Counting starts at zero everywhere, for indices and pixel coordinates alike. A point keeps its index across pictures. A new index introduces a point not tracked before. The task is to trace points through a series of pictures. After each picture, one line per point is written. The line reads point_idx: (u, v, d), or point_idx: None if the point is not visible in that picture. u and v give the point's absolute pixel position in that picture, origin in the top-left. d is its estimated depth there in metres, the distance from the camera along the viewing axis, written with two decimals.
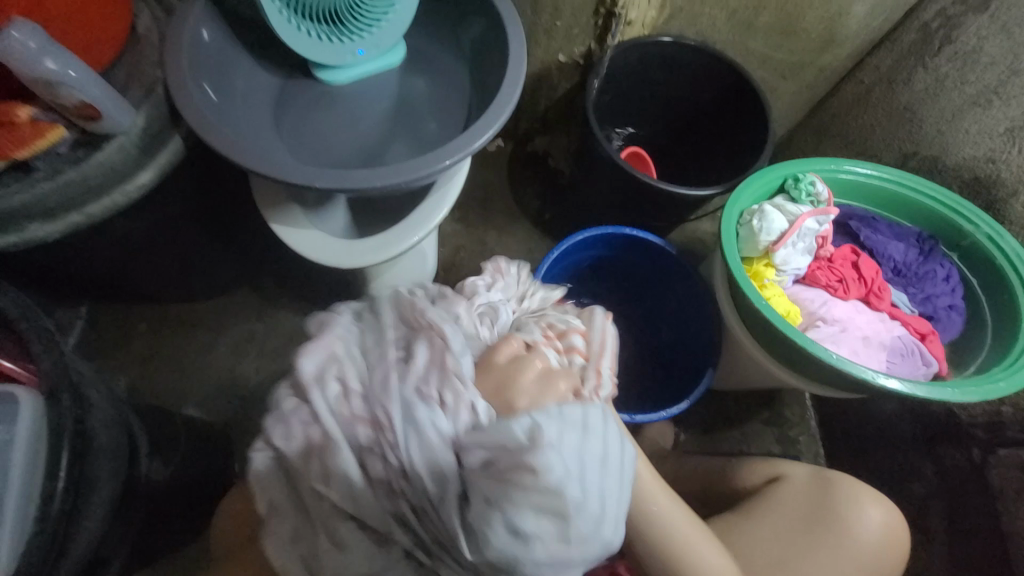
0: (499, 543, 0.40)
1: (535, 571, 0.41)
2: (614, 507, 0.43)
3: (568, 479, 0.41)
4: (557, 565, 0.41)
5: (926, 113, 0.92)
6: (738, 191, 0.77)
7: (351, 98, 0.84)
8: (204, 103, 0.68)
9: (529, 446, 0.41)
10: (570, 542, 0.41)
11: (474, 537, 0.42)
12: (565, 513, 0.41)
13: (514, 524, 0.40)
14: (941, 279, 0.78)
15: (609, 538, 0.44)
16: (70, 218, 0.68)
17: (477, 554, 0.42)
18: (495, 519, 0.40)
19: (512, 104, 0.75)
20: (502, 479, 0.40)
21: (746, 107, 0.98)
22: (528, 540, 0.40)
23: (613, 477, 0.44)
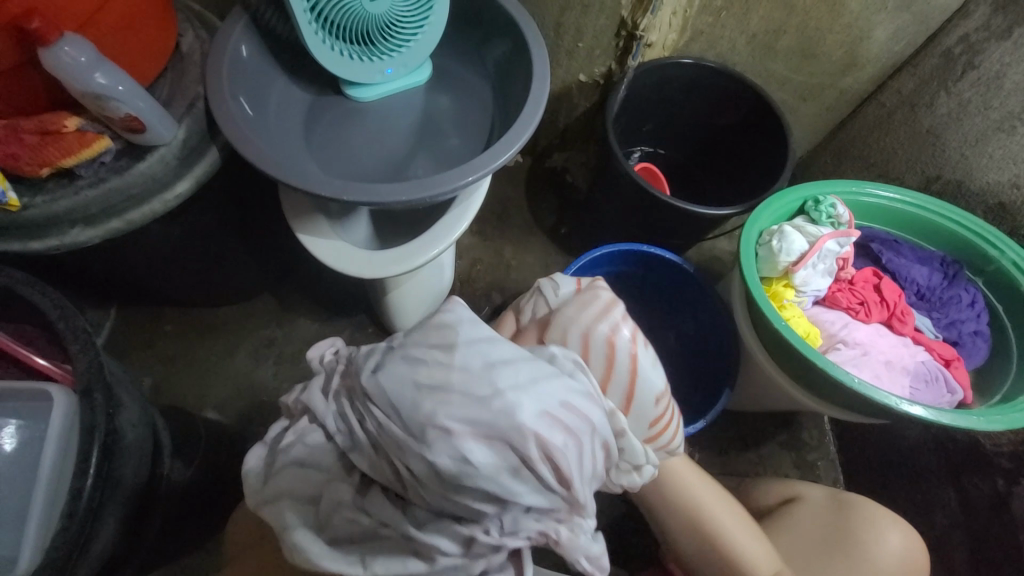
0: (394, 386, 0.44)
1: (427, 438, 0.41)
2: (517, 400, 0.42)
3: (470, 354, 0.45)
4: (447, 430, 0.41)
5: (949, 136, 0.91)
6: (758, 211, 0.78)
7: (378, 114, 0.87)
8: (241, 117, 0.71)
9: (442, 317, 0.48)
10: (467, 408, 0.41)
11: (378, 393, 0.45)
12: (459, 369, 0.43)
13: (415, 379, 0.43)
14: (966, 304, 0.77)
15: (515, 426, 0.41)
16: (110, 224, 0.71)
17: (385, 423, 0.44)
18: (399, 371, 0.44)
19: (535, 123, 0.76)
20: (410, 343, 0.46)
21: (765, 129, 0.99)
22: (424, 391, 0.43)
23: (524, 370, 0.45)
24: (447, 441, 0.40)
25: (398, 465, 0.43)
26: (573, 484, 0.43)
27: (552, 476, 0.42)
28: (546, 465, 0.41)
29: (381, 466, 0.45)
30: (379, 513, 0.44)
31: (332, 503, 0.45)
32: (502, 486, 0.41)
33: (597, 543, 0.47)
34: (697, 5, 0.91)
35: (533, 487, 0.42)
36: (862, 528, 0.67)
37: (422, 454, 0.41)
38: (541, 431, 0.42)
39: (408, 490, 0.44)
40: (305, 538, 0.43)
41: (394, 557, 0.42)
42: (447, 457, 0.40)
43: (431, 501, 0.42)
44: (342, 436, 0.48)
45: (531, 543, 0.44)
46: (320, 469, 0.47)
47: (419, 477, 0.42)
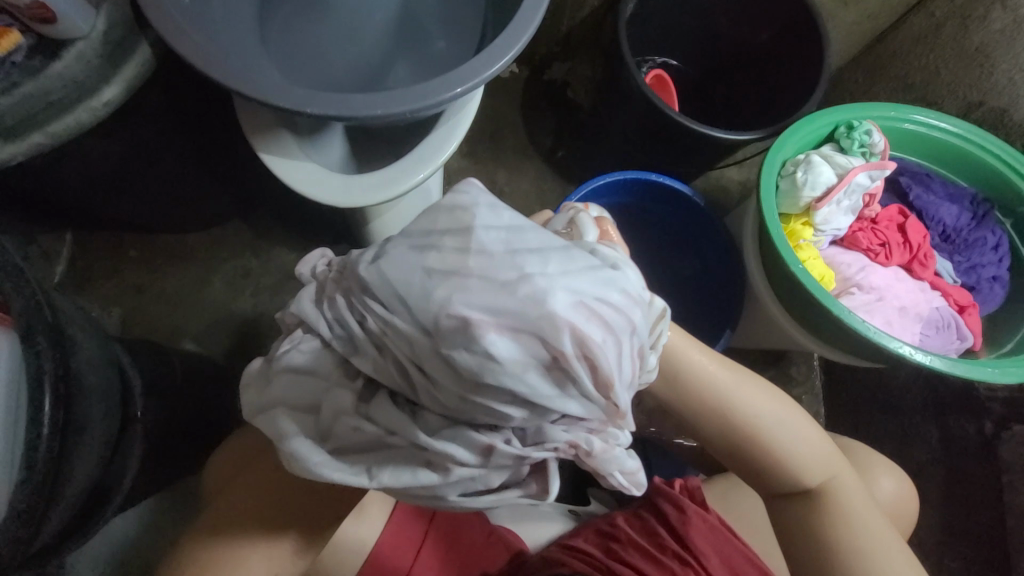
0: (399, 275, 0.37)
1: (436, 335, 0.35)
2: (541, 287, 0.35)
3: (483, 238, 0.36)
4: (457, 326, 0.34)
5: (1003, 55, 0.81)
6: (784, 138, 0.69)
7: (347, 6, 0.73)
8: (174, 5, 0.58)
9: (455, 199, 0.39)
10: (487, 293, 0.34)
11: (377, 282, 0.38)
12: (477, 251, 0.36)
13: (427, 257, 0.37)
14: (990, 247, 0.72)
15: (545, 315, 0.34)
16: (31, 138, 0.59)
17: (389, 317, 0.38)
18: (406, 258, 0.37)
19: (536, 22, 0.64)
20: (417, 228, 0.39)
21: (797, 39, 0.86)
22: (439, 273, 0.36)
23: (559, 254, 0.36)
24: (463, 333, 0.34)
25: (406, 359, 0.38)
26: (608, 388, 0.36)
27: (587, 379, 0.35)
28: (581, 364, 0.35)
29: (387, 369, 0.40)
30: (385, 423, 0.40)
31: (332, 410, 0.41)
32: (531, 387, 0.35)
33: (630, 459, 0.43)
34: None
35: (565, 388, 0.36)
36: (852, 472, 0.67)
37: (440, 348, 0.35)
38: (574, 324, 0.34)
39: (416, 393, 0.39)
40: (307, 448, 0.41)
41: (412, 466, 0.40)
42: (465, 350, 0.34)
43: (442, 395, 0.37)
44: (337, 340, 0.42)
45: (559, 455, 0.40)
46: (319, 377, 0.43)
47: (427, 371, 0.37)
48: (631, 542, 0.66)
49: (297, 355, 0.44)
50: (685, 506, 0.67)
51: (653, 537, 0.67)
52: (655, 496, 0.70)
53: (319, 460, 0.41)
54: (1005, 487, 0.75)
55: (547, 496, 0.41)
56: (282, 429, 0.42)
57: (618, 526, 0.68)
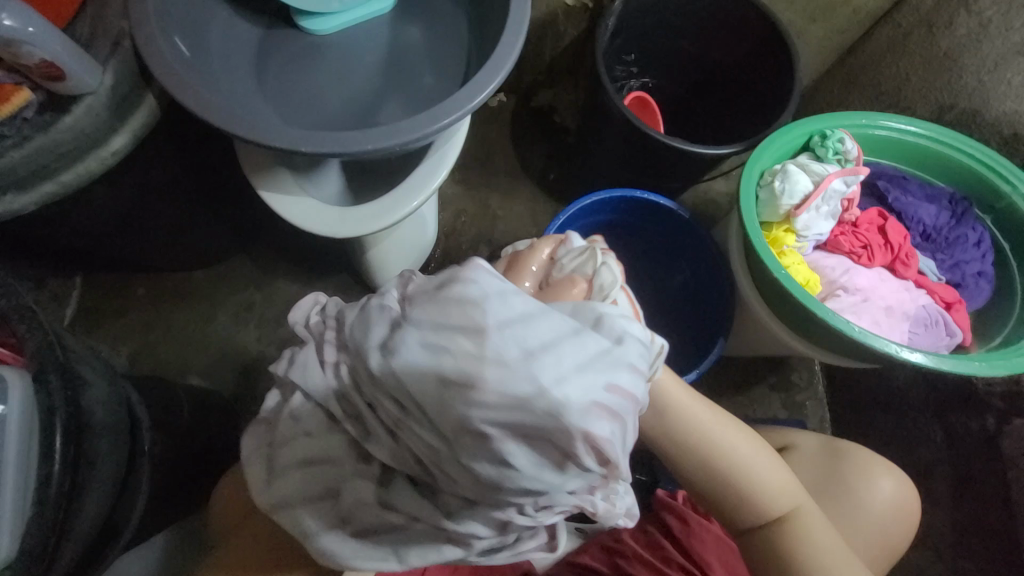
0: (417, 377, 0.37)
1: (458, 440, 0.36)
2: (557, 394, 0.35)
3: (499, 342, 0.36)
4: (476, 434, 0.36)
5: (967, 60, 0.84)
6: (759, 149, 0.71)
7: (338, 50, 0.77)
8: (177, 59, 0.62)
9: (464, 292, 0.38)
10: (504, 405, 0.35)
11: (393, 380, 0.38)
12: (493, 362, 0.36)
13: (443, 363, 0.36)
14: (972, 244, 0.73)
15: (558, 422, 0.35)
16: (43, 188, 0.63)
17: (405, 416, 0.39)
18: (420, 362, 0.37)
19: (515, 56, 0.68)
20: (428, 323, 0.38)
21: (769, 56, 0.90)
22: (455, 382, 0.36)
23: (570, 353, 0.37)
24: (484, 446, 0.36)
25: (425, 455, 0.39)
26: (616, 470, 0.39)
27: (597, 465, 0.38)
28: (592, 457, 0.37)
29: (404, 455, 0.41)
30: (407, 508, 0.42)
31: (352, 500, 0.43)
32: (546, 483, 0.37)
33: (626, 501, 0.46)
34: None
35: (577, 478, 0.38)
36: (853, 476, 0.67)
37: (458, 452, 0.37)
38: (587, 426, 0.36)
39: (435, 479, 0.41)
40: (335, 543, 0.43)
41: (437, 543, 0.43)
42: (485, 459, 0.36)
43: (460, 487, 0.39)
44: (349, 414, 0.44)
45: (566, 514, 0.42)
46: (334, 464, 0.45)
47: (446, 467, 0.38)
48: (637, 556, 0.66)
49: (308, 444, 0.45)
50: (689, 518, 0.67)
51: (659, 551, 0.67)
52: (659, 509, 0.70)
53: (348, 551, 0.43)
54: (1012, 484, 0.74)
55: (555, 545, 0.47)
56: (312, 526, 0.44)
57: (624, 542, 0.68)
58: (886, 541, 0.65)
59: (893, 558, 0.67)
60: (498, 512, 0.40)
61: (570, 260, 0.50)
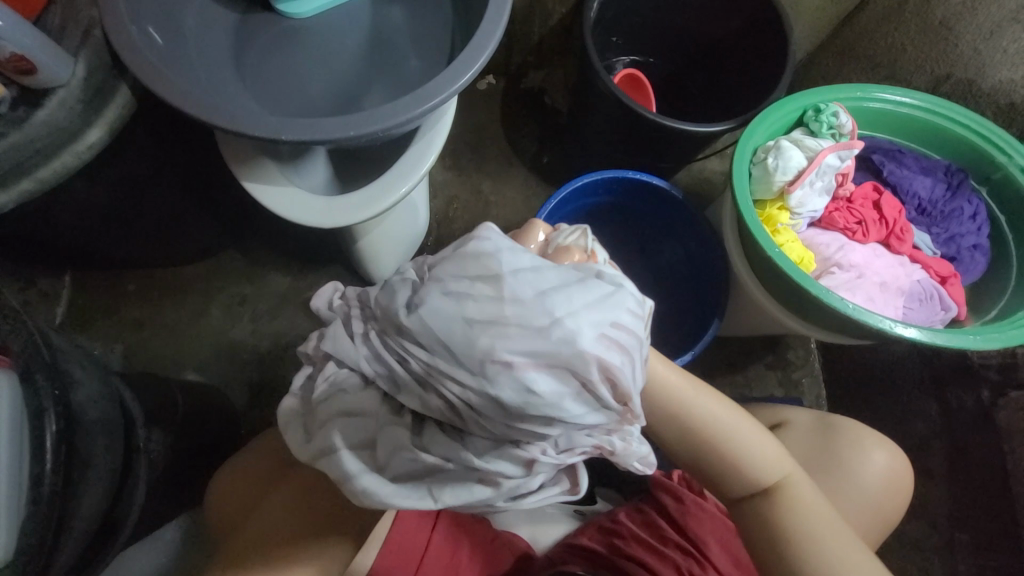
0: (439, 321, 0.38)
1: (483, 377, 0.37)
2: (574, 323, 0.37)
3: (515, 280, 0.38)
4: (499, 366, 0.36)
5: (963, 28, 0.82)
6: (752, 126, 0.70)
7: (319, 34, 0.75)
8: (149, 48, 0.60)
9: (478, 242, 0.40)
10: (524, 335, 0.37)
11: (417, 328, 0.39)
12: (511, 300, 0.37)
13: (465, 303, 0.38)
14: (967, 217, 0.72)
15: (575, 351, 0.36)
16: (21, 185, 0.62)
17: (430, 364, 0.39)
18: (442, 307, 0.38)
19: (499, 34, 0.66)
20: (447, 272, 0.39)
21: (761, 29, 0.88)
22: (478, 319, 0.37)
23: (583, 288, 0.38)
24: (508, 378, 0.37)
25: (452, 402, 0.39)
26: (632, 402, 0.40)
27: (614, 397, 0.39)
28: (608, 388, 0.38)
29: (430, 405, 0.41)
30: (441, 451, 0.42)
31: (388, 444, 0.43)
32: (568, 413, 0.38)
33: (643, 446, 0.47)
34: None
35: (597, 410, 0.39)
36: (848, 451, 0.67)
37: (482, 388, 0.37)
38: (602, 354, 0.37)
39: (464, 426, 0.41)
40: (374, 484, 0.43)
41: (467, 483, 0.42)
42: (511, 389, 0.37)
43: (487, 426, 0.40)
44: (377, 373, 0.43)
45: (587, 457, 0.43)
46: (367, 415, 0.44)
47: (471, 407, 0.39)
48: (634, 537, 0.67)
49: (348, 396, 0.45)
50: (683, 497, 0.68)
51: (655, 530, 0.67)
52: (654, 489, 0.71)
53: (388, 491, 0.42)
54: (1009, 457, 0.74)
55: (578, 491, 0.46)
56: (350, 468, 0.43)
57: (619, 522, 0.69)
58: (880, 514, 0.66)
59: (888, 530, 0.68)
60: (523, 450, 0.40)
61: (565, 235, 0.49)
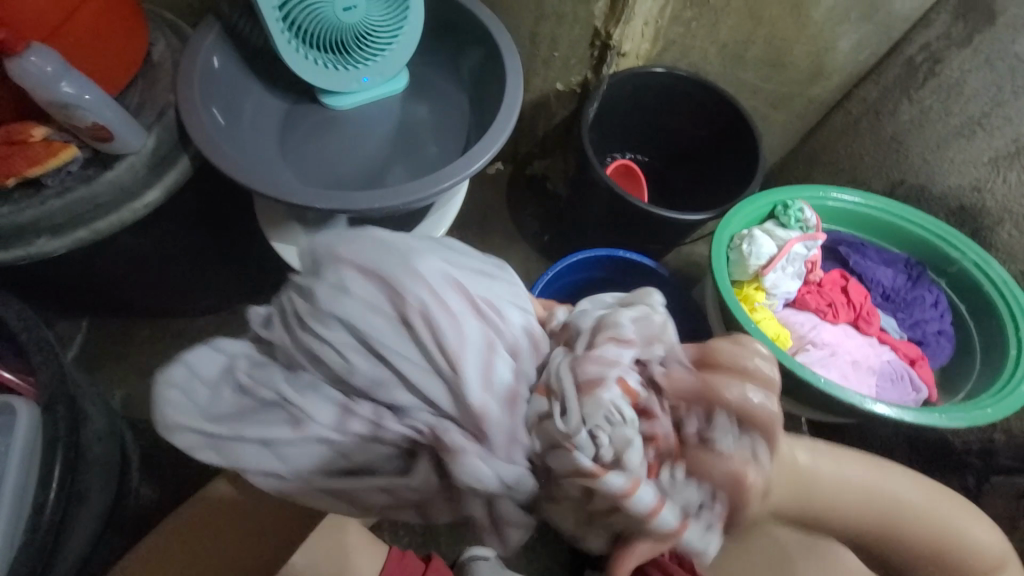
0: (351, 320, 0.43)
1: (363, 385, 0.43)
2: (452, 374, 0.42)
3: (428, 311, 0.43)
4: (381, 381, 0.43)
5: (912, 142, 0.93)
6: (729, 216, 0.79)
7: (355, 123, 0.87)
8: (212, 126, 0.71)
9: (417, 267, 0.45)
10: (370, 284, 0.44)
11: (331, 319, 0.43)
12: (416, 328, 0.42)
13: (333, 247, 0.46)
14: (930, 304, 0.79)
15: (412, 297, 0.43)
16: (77, 233, 0.69)
17: (289, 305, 0.46)
18: (359, 310, 0.43)
19: (508, 130, 0.77)
20: (377, 279, 0.44)
21: (737, 137, 1.01)
22: (337, 261, 0.45)
23: (474, 344, 0.43)
24: (381, 393, 0.43)
25: (326, 403, 0.44)
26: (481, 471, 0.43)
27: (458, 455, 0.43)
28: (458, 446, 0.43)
29: (303, 403, 0.43)
30: (284, 451, 0.43)
31: (239, 420, 0.44)
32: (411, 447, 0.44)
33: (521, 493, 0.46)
34: (668, 15, 0.94)
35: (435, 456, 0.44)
36: None
37: (358, 393, 0.44)
38: (468, 412, 0.42)
39: (323, 434, 0.43)
40: (212, 454, 0.44)
41: (292, 436, 0.43)
42: (344, 324, 0.43)
43: (338, 443, 0.44)
44: (277, 347, 0.46)
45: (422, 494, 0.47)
46: (238, 386, 0.45)
47: (334, 417, 0.43)
48: None
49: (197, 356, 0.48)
50: None
51: None
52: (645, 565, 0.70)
53: (216, 443, 0.44)
54: None
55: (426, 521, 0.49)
56: (182, 419, 0.45)
57: None
58: None
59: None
60: (339, 409, 0.44)
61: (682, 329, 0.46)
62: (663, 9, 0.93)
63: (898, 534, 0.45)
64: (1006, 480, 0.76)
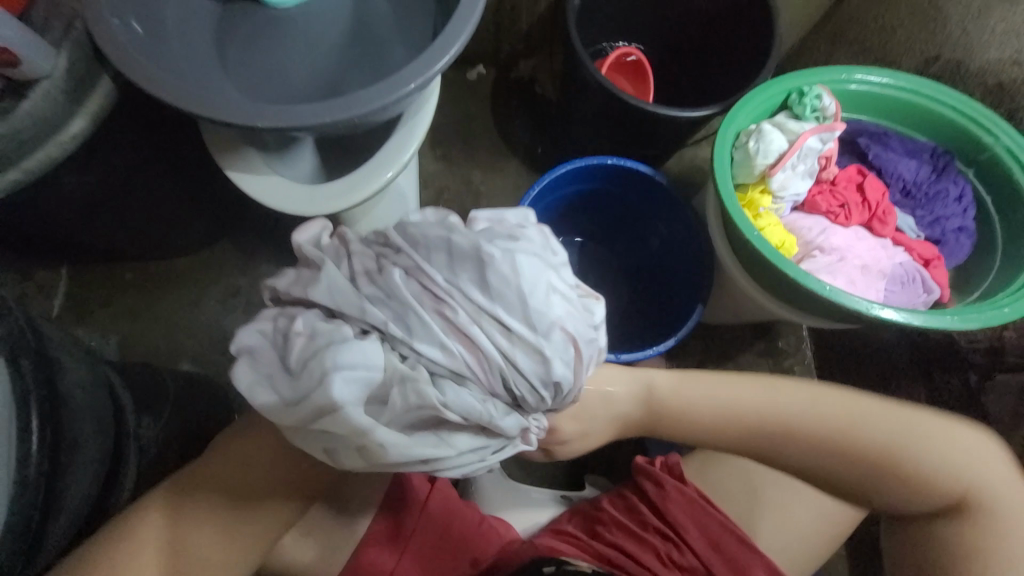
0: (505, 293, 0.41)
1: (506, 358, 0.42)
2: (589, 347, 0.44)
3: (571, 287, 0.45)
4: (523, 355, 0.42)
5: (951, 9, 0.80)
6: (734, 110, 0.69)
7: (302, 22, 0.76)
8: (126, 36, 0.60)
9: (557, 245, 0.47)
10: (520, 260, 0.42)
11: (482, 288, 0.42)
12: (561, 305, 0.43)
13: (536, 286, 0.42)
14: (953, 199, 0.71)
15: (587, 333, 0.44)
16: (8, 175, 0.63)
17: (475, 322, 0.41)
18: (514, 282, 0.42)
19: (474, 20, 0.66)
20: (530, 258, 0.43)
21: (748, 15, 0.87)
22: (536, 302, 0.42)
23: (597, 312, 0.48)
24: (525, 362, 0.42)
25: (465, 370, 0.42)
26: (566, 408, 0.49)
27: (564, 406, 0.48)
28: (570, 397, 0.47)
29: (455, 363, 0.41)
30: (415, 411, 0.41)
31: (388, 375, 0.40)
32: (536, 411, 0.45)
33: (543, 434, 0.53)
34: None
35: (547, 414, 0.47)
36: None
37: (494, 362, 0.42)
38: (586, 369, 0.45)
39: (480, 394, 0.42)
40: (353, 414, 0.40)
41: (465, 431, 0.43)
42: (517, 350, 0.42)
43: (478, 411, 0.42)
44: (395, 316, 0.42)
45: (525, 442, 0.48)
46: (370, 356, 0.40)
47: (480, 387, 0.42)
48: (616, 523, 0.69)
49: (348, 350, 0.40)
50: (663, 482, 0.69)
51: (636, 515, 0.69)
52: (637, 475, 0.72)
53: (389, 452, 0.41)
54: None
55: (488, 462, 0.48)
56: (361, 420, 0.40)
57: (602, 509, 0.71)
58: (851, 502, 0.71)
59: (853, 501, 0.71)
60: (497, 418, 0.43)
61: None
62: None
63: (683, 417, 0.60)
64: (1011, 377, 0.75)
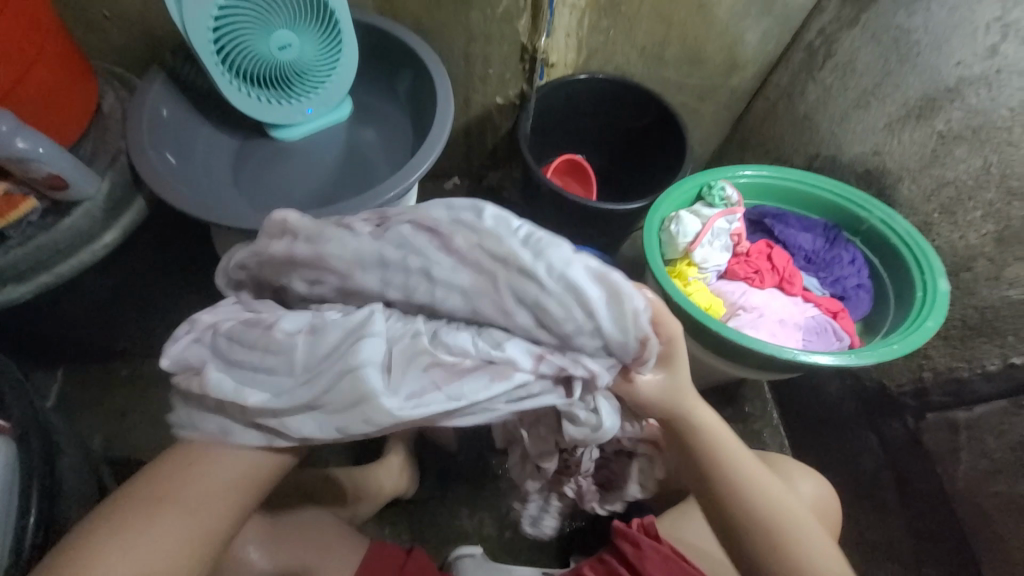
0: (463, 218, 0.44)
1: (492, 281, 0.42)
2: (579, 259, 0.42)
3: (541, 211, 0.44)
4: (503, 271, 0.42)
5: (821, 118, 1.00)
6: (658, 201, 0.85)
7: (304, 151, 0.93)
8: (161, 165, 0.75)
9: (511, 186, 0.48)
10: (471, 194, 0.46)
11: (440, 220, 0.45)
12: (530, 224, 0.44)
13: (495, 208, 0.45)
14: (847, 262, 0.86)
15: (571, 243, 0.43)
16: (40, 278, 0.74)
17: (445, 252, 0.44)
18: (471, 209, 0.45)
19: (442, 142, 0.83)
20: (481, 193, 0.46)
21: (666, 130, 1.09)
22: (497, 218, 0.44)
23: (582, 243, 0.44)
24: (513, 280, 0.42)
25: (453, 300, 0.44)
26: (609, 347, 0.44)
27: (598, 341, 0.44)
28: (597, 317, 0.42)
29: (442, 295, 0.44)
30: (421, 352, 0.44)
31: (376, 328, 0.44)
32: (551, 338, 0.43)
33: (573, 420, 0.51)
34: (585, 27, 1.02)
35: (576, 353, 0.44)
36: (779, 480, 0.73)
37: (480, 284, 0.43)
38: (590, 282, 0.42)
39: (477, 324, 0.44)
40: (343, 369, 0.43)
41: (478, 378, 0.43)
42: (516, 293, 0.42)
43: (479, 345, 0.44)
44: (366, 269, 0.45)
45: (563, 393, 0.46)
46: (355, 318, 0.45)
47: (477, 320, 0.44)
48: None
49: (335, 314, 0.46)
50: (640, 541, 0.71)
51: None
52: (615, 537, 0.73)
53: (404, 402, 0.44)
54: (943, 478, 0.78)
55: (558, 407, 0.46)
56: (352, 378, 0.43)
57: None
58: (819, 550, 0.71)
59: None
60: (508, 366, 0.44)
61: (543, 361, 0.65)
62: (580, 22, 1.02)
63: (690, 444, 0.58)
64: (941, 415, 0.79)
